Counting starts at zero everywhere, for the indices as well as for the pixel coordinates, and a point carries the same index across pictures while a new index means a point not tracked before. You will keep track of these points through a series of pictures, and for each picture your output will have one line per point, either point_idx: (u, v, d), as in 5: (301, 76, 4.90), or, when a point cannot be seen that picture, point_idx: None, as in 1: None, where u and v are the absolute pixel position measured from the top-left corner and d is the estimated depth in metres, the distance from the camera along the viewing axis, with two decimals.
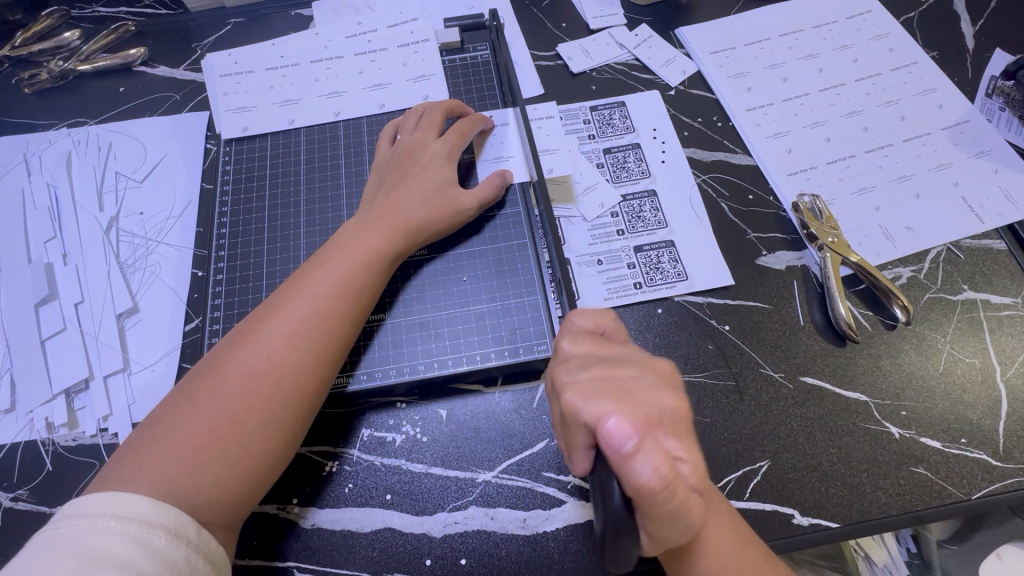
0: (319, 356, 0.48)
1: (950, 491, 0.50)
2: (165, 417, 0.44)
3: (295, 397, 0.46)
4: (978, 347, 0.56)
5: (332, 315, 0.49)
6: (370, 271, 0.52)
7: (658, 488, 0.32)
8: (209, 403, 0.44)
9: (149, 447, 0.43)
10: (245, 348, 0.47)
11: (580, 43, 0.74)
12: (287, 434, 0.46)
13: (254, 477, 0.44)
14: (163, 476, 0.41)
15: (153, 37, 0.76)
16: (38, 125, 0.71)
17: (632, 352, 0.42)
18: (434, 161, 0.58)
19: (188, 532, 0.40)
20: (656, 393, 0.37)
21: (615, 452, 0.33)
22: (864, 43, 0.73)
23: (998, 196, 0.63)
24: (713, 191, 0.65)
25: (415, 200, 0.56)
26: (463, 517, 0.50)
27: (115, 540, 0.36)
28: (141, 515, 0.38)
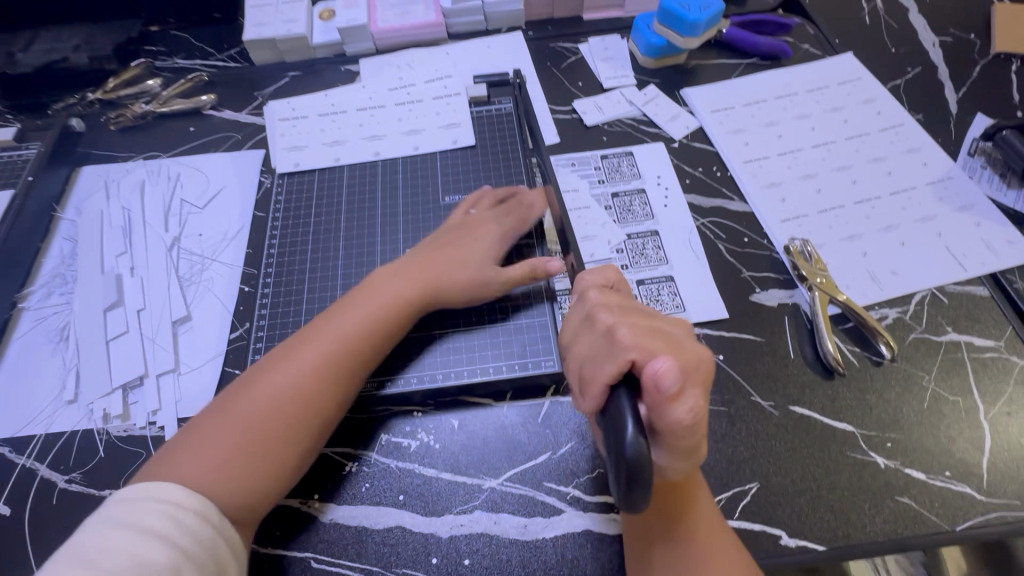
0: (339, 383, 0.54)
1: (934, 521, 0.53)
2: (201, 427, 0.50)
3: (315, 419, 0.52)
4: (961, 385, 0.59)
5: (357, 344, 0.56)
6: (400, 309, 0.59)
7: (690, 425, 0.37)
8: (238, 417, 0.50)
9: (182, 454, 0.48)
10: (275, 372, 0.53)
11: (593, 100, 0.83)
12: (302, 452, 0.52)
13: (269, 484, 0.49)
14: (192, 478, 0.46)
15: (222, 85, 0.88)
16: (119, 156, 0.81)
17: (657, 313, 0.48)
18: (488, 232, 0.65)
19: (212, 516, 0.45)
20: (693, 343, 0.43)
21: (663, 391, 0.36)
22: (854, 106, 0.81)
23: (980, 246, 0.67)
24: (711, 233, 0.71)
25: (464, 262, 0.62)
26: (468, 520, 0.54)
27: (153, 516, 0.43)
28: (174, 497, 0.44)
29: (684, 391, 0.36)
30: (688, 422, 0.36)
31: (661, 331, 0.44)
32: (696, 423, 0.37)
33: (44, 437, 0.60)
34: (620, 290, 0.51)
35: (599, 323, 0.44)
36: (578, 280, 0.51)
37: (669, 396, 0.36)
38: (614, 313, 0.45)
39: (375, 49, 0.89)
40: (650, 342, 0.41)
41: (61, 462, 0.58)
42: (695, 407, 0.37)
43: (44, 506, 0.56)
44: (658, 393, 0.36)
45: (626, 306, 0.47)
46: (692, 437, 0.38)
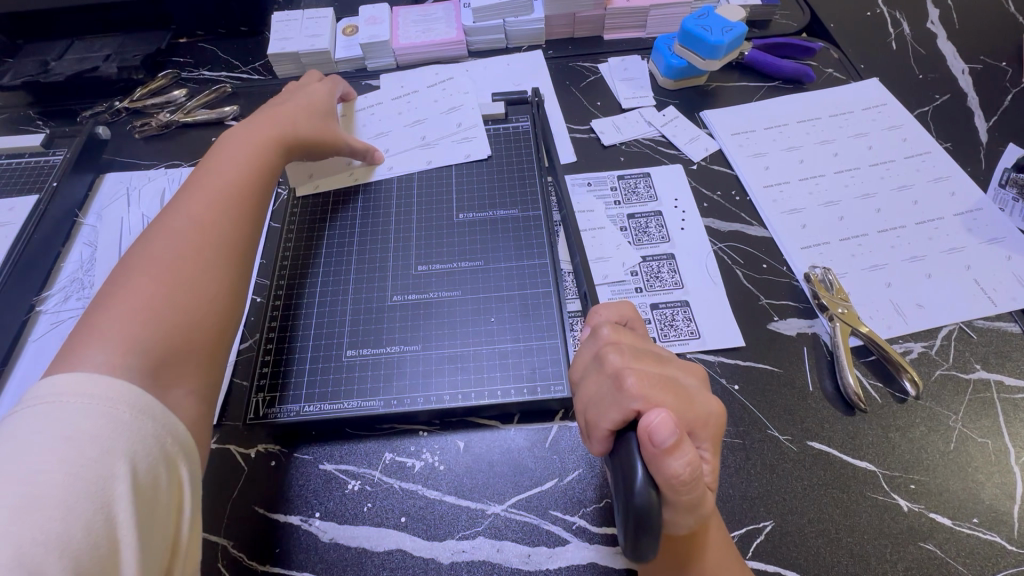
0: (243, 218, 0.57)
1: (961, 571, 0.50)
2: (102, 303, 0.46)
3: (230, 242, 0.55)
4: (991, 427, 0.57)
5: (235, 205, 0.57)
6: (244, 182, 0.60)
7: (686, 483, 0.35)
8: (146, 273, 0.49)
9: (91, 323, 0.44)
10: (165, 230, 0.53)
11: (612, 120, 0.82)
12: (230, 269, 0.54)
13: (207, 316, 0.50)
14: (116, 334, 0.44)
15: (246, 97, 0.89)
16: (142, 164, 0.83)
17: (673, 356, 0.47)
18: (306, 109, 0.70)
19: (154, 411, 0.40)
20: (705, 396, 0.43)
21: (655, 446, 0.35)
22: (878, 132, 0.79)
23: (1011, 281, 0.65)
24: (729, 259, 0.69)
25: (300, 113, 0.69)
26: (471, 547, 0.53)
27: (87, 419, 0.37)
28: (103, 392, 0.39)
29: (681, 445, 0.35)
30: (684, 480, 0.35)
31: (671, 381, 0.43)
32: (694, 479, 0.36)
33: None
34: (635, 330, 0.49)
35: (608, 364, 0.43)
36: (589, 316, 0.50)
37: (662, 452, 0.35)
38: (625, 355, 0.43)
39: (396, 65, 0.90)
40: (658, 395, 0.40)
41: None
42: (693, 461, 0.36)
43: None
44: (650, 448, 0.35)
45: (639, 348, 0.45)
46: (693, 493, 0.36)
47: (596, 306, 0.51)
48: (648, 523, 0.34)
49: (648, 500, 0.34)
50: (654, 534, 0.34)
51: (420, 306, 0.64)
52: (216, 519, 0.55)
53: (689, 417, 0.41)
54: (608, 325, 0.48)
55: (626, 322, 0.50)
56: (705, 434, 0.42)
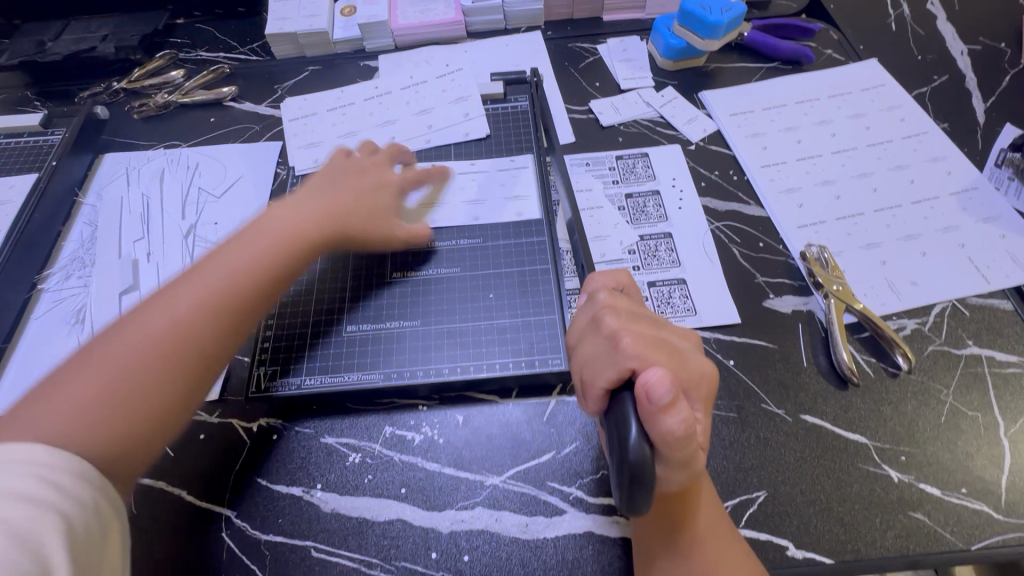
0: (224, 332, 0.51)
1: (948, 538, 0.51)
2: (66, 376, 0.45)
3: (201, 354, 0.49)
4: (981, 400, 0.57)
5: (235, 286, 0.52)
6: (254, 257, 0.55)
7: (681, 438, 0.36)
8: (122, 348, 0.47)
9: (48, 395, 0.44)
10: (167, 299, 0.50)
11: (610, 101, 0.82)
12: (188, 383, 0.48)
13: (170, 401, 0.47)
14: (50, 421, 0.42)
15: (243, 78, 0.89)
16: (140, 144, 0.83)
17: (668, 323, 0.48)
18: (368, 196, 0.64)
19: (90, 476, 0.39)
20: (698, 359, 0.45)
21: (652, 402, 0.36)
22: (876, 113, 0.79)
23: (1004, 259, 0.65)
24: (726, 237, 0.70)
25: (371, 208, 0.63)
26: (470, 516, 0.54)
27: (17, 479, 0.35)
28: (40, 456, 0.38)
29: (676, 402, 0.36)
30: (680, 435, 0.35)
31: (666, 345, 0.44)
32: (689, 436, 0.36)
33: None
34: (631, 297, 0.50)
35: (604, 327, 0.44)
36: (586, 283, 0.51)
37: (658, 407, 0.36)
38: (621, 320, 0.45)
39: (395, 46, 0.90)
40: (652, 355, 0.41)
41: None
42: (688, 417, 0.36)
43: None
44: (647, 403, 0.36)
45: (635, 314, 0.46)
46: (686, 450, 0.37)
47: (593, 274, 0.52)
48: (645, 476, 0.34)
49: (643, 454, 0.34)
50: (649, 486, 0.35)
51: (419, 284, 0.64)
52: (219, 490, 0.56)
53: (682, 378, 0.42)
54: (604, 292, 0.49)
55: (623, 289, 0.51)
56: (699, 393, 0.43)
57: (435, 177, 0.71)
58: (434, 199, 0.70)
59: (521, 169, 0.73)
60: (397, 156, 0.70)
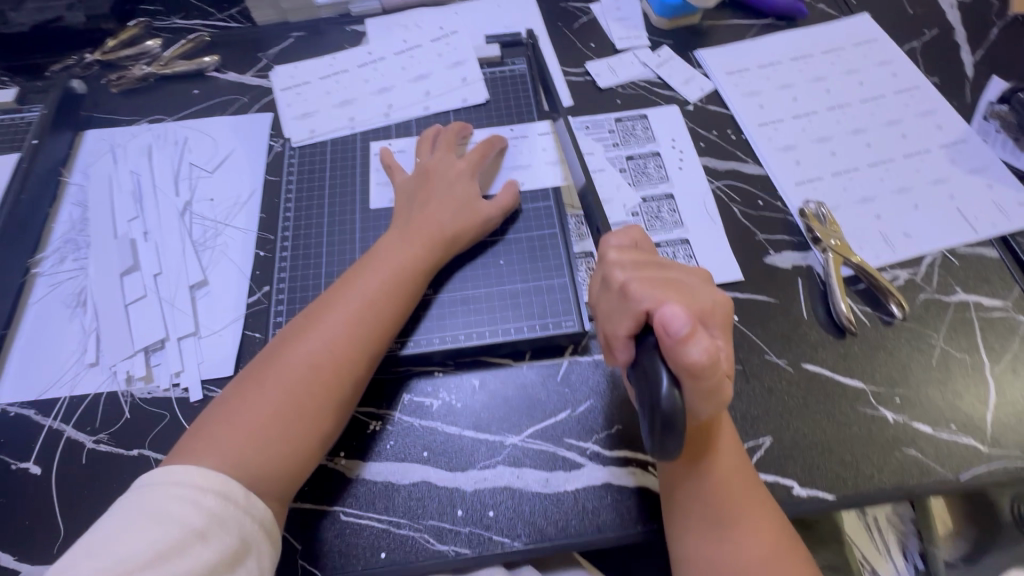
0: (359, 366, 0.54)
1: (939, 471, 0.55)
2: (234, 401, 0.51)
3: (345, 385, 0.53)
4: (969, 344, 0.61)
5: (377, 317, 0.55)
6: (401, 286, 0.57)
7: (707, 365, 0.37)
8: (271, 380, 0.51)
9: (218, 421, 0.50)
10: (301, 347, 0.53)
11: (607, 61, 0.81)
12: (334, 414, 0.52)
13: (320, 443, 0.51)
14: (228, 446, 0.48)
15: (225, 46, 0.85)
16: (123, 119, 0.80)
17: (676, 263, 0.49)
18: (461, 199, 0.63)
19: (235, 496, 0.46)
20: (708, 292, 0.45)
21: (671, 335, 0.37)
22: (869, 68, 0.80)
23: (991, 208, 0.68)
24: (727, 197, 0.71)
25: (456, 208, 0.62)
26: (492, 475, 0.56)
27: (175, 503, 0.44)
28: (197, 482, 0.45)
29: (694, 331, 0.37)
30: (702, 361, 0.36)
31: (674, 283, 0.45)
32: (713, 361, 0.37)
33: (70, 398, 0.61)
34: (642, 247, 0.51)
35: (614, 281, 0.45)
36: (600, 242, 0.51)
37: (678, 338, 0.37)
38: (629, 268, 0.46)
39: (382, 9, 0.86)
40: (665, 293, 0.42)
41: (88, 423, 0.59)
42: (709, 345, 0.37)
43: (75, 465, 0.57)
44: (667, 337, 0.37)
45: (645, 262, 0.47)
46: (712, 377, 0.38)
47: (607, 234, 0.53)
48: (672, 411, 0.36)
49: (672, 395, 0.36)
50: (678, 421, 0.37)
51: None
52: None
53: (697, 311, 0.43)
54: (616, 248, 0.50)
55: (637, 243, 0.51)
56: (715, 321, 0.44)
57: (496, 147, 0.69)
58: (499, 169, 0.70)
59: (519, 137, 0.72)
60: (454, 139, 0.69)
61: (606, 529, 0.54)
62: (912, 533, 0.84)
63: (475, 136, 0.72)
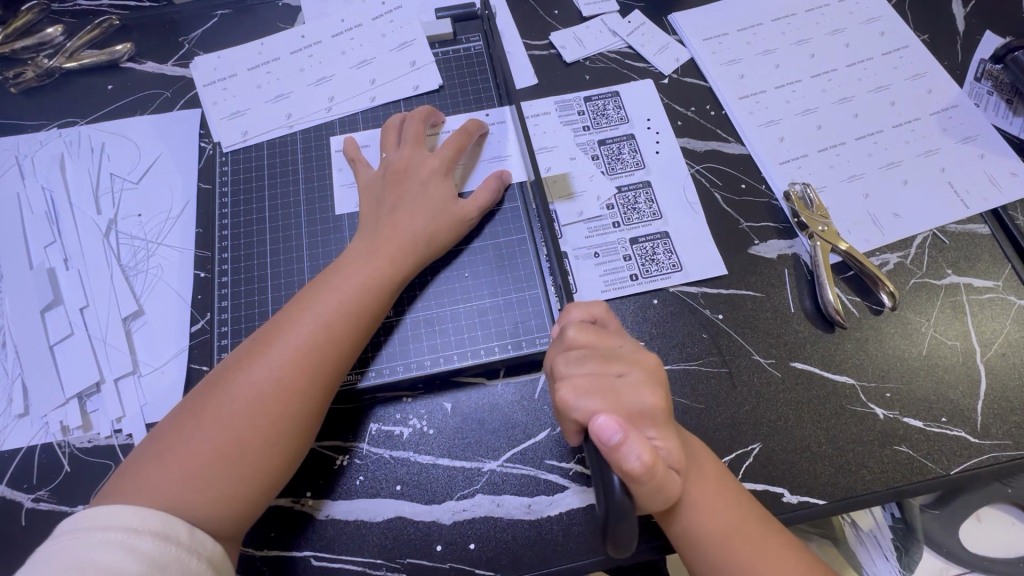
0: (314, 398, 0.48)
1: (930, 467, 0.54)
2: (170, 434, 0.45)
3: (297, 419, 0.47)
4: (960, 329, 0.58)
5: (334, 339, 0.50)
6: (361, 305, 0.51)
7: (642, 473, 0.36)
8: (212, 411, 0.46)
9: (153, 457, 0.44)
10: (246, 374, 0.47)
11: (573, 31, 0.73)
12: (285, 449, 0.47)
13: (272, 481, 0.46)
14: (162, 486, 0.43)
15: (139, 31, 0.74)
16: (28, 125, 0.70)
17: (626, 345, 0.45)
18: (438, 201, 0.57)
19: (177, 535, 0.40)
20: (639, 389, 0.42)
21: (604, 443, 0.37)
22: (856, 27, 0.73)
23: (983, 181, 0.64)
24: (707, 181, 0.65)
25: (429, 214, 0.56)
26: (471, 505, 0.53)
27: (103, 550, 0.37)
28: (130, 523, 0.39)
29: (627, 438, 0.37)
30: (637, 469, 0.36)
31: (609, 380, 0.43)
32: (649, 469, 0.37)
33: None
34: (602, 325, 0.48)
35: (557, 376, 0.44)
36: (560, 317, 0.49)
37: (612, 447, 0.37)
38: (570, 364, 0.43)
39: None
40: (592, 399, 0.41)
41: (23, 481, 0.54)
42: (640, 457, 0.36)
43: (14, 528, 0.52)
44: (600, 445, 0.37)
45: (590, 352, 0.44)
46: (653, 480, 0.38)
47: (570, 304, 0.50)
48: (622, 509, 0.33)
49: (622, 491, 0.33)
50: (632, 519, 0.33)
51: None
52: None
53: (628, 413, 0.41)
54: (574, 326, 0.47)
55: (597, 318, 0.49)
56: (647, 424, 0.41)
57: (476, 134, 0.63)
58: (475, 162, 0.63)
59: (488, 125, 0.65)
60: (424, 128, 0.61)
61: (593, 552, 0.51)
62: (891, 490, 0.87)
63: (448, 123, 0.65)
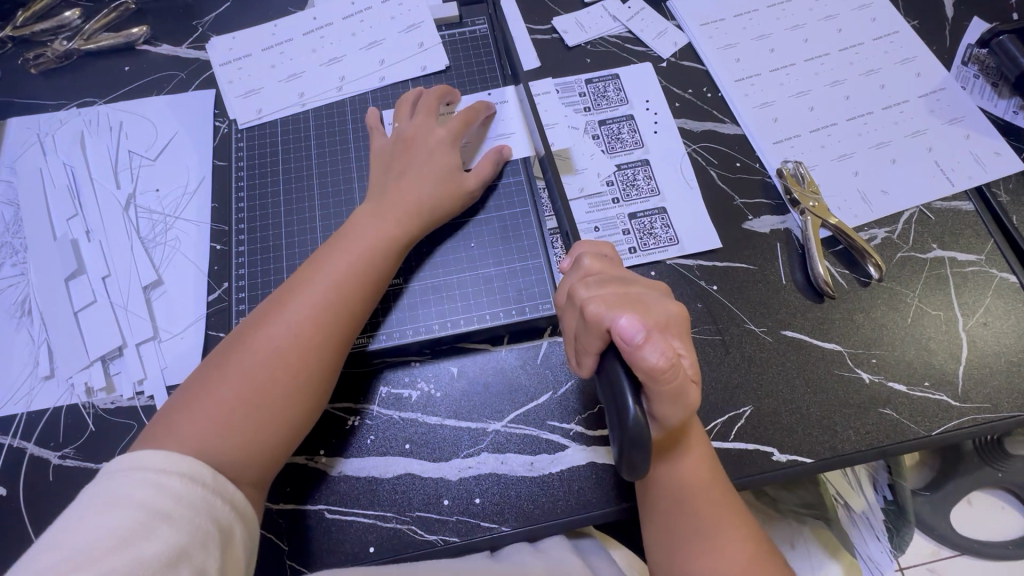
0: (329, 353, 0.51)
1: (912, 428, 0.56)
2: (195, 388, 0.48)
3: (313, 374, 0.50)
4: (944, 300, 0.61)
5: (347, 300, 0.52)
6: (371, 270, 0.54)
7: (665, 369, 0.38)
8: (235, 366, 0.48)
9: (180, 409, 0.46)
10: (267, 331, 0.50)
11: (574, 16, 0.75)
12: (304, 401, 0.50)
13: (291, 430, 0.49)
14: (190, 433, 0.45)
15: (154, 14, 0.76)
16: (48, 105, 0.72)
17: (640, 276, 0.48)
18: (443, 172, 0.60)
19: (203, 477, 0.42)
20: (664, 303, 0.44)
21: (627, 343, 0.39)
22: (848, 13, 0.76)
23: (968, 160, 0.67)
24: (703, 159, 0.68)
25: (432, 181, 0.59)
26: (476, 462, 0.55)
27: (136, 486, 0.39)
28: (161, 465, 0.41)
29: (650, 337, 0.39)
30: (659, 365, 0.38)
31: (632, 296, 0.44)
32: (672, 364, 0.38)
33: (27, 415, 0.58)
34: (612, 258, 0.50)
35: (577, 298, 0.45)
36: (571, 252, 0.52)
37: (634, 346, 0.38)
38: (592, 285, 0.45)
39: None
40: (620, 307, 0.42)
41: (50, 439, 0.57)
42: (666, 349, 0.39)
43: (42, 483, 0.55)
44: (623, 345, 0.39)
45: (608, 277, 0.46)
46: (674, 380, 0.39)
47: (574, 245, 0.53)
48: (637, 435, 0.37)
49: (636, 417, 0.37)
50: (647, 444, 0.37)
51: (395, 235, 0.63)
52: None
53: (657, 322, 0.42)
54: (587, 256, 0.49)
55: (605, 255, 0.51)
56: (671, 332, 0.43)
57: (481, 115, 0.65)
58: (478, 138, 0.65)
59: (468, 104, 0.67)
60: (436, 104, 0.63)
61: (592, 507, 0.54)
62: (882, 468, 0.90)
63: (460, 102, 0.67)
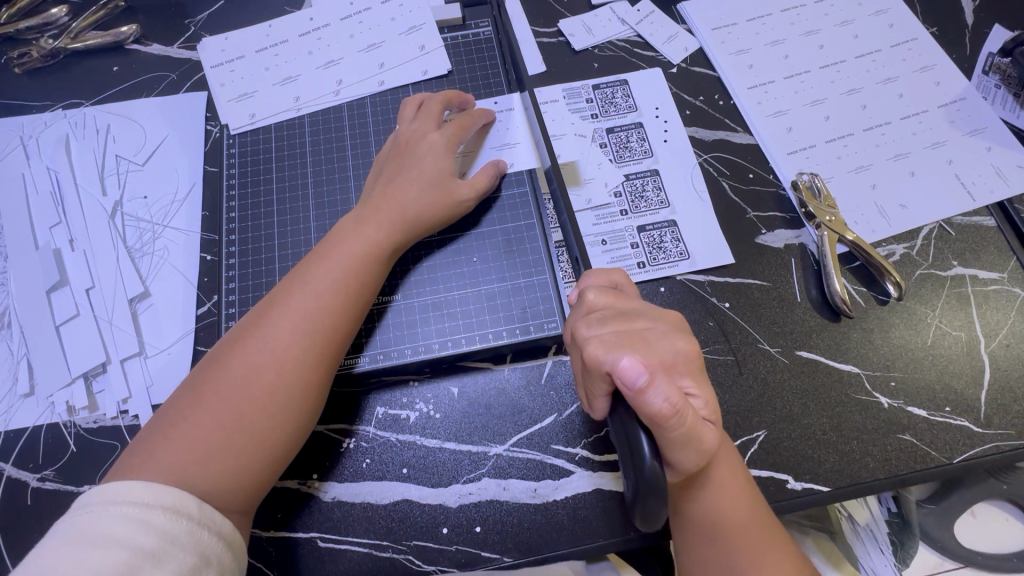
0: (312, 369, 0.48)
1: (933, 455, 0.54)
2: (174, 414, 0.45)
3: (298, 392, 0.47)
4: (965, 320, 0.59)
5: (332, 312, 0.50)
6: (358, 280, 0.52)
7: (670, 415, 0.37)
8: (215, 387, 0.46)
9: (158, 436, 0.44)
10: (248, 350, 0.47)
11: (581, 19, 0.72)
12: (288, 421, 0.47)
13: (276, 454, 0.46)
14: (168, 462, 0.42)
15: (144, 12, 0.73)
16: (32, 106, 0.69)
17: (646, 305, 0.45)
18: (421, 177, 0.56)
19: (189, 509, 0.40)
20: (669, 338, 0.42)
21: (629, 386, 0.37)
22: (865, 18, 0.73)
23: (990, 173, 0.64)
24: (715, 170, 0.65)
25: (418, 186, 0.56)
26: (477, 488, 0.53)
27: (119, 523, 0.37)
28: (144, 498, 0.39)
29: (653, 380, 0.37)
30: (663, 411, 0.36)
31: (632, 333, 0.42)
32: (677, 409, 0.37)
33: (5, 434, 0.55)
34: (621, 288, 0.48)
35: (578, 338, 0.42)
36: (577, 283, 0.48)
37: (637, 390, 0.37)
38: (593, 324, 0.43)
39: None
40: (622, 349, 0.40)
41: (28, 460, 0.54)
42: (670, 392, 0.37)
43: (20, 506, 0.52)
44: (625, 389, 0.37)
45: (611, 313, 0.44)
46: (683, 425, 0.38)
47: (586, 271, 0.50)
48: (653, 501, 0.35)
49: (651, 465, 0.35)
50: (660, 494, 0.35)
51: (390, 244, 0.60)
52: None
53: (661, 363, 0.40)
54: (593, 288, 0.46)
55: (616, 284, 0.48)
56: (679, 371, 0.41)
57: (480, 122, 0.62)
58: (477, 150, 0.63)
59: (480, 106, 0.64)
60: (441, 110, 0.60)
61: (598, 536, 0.51)
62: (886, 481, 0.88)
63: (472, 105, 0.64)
